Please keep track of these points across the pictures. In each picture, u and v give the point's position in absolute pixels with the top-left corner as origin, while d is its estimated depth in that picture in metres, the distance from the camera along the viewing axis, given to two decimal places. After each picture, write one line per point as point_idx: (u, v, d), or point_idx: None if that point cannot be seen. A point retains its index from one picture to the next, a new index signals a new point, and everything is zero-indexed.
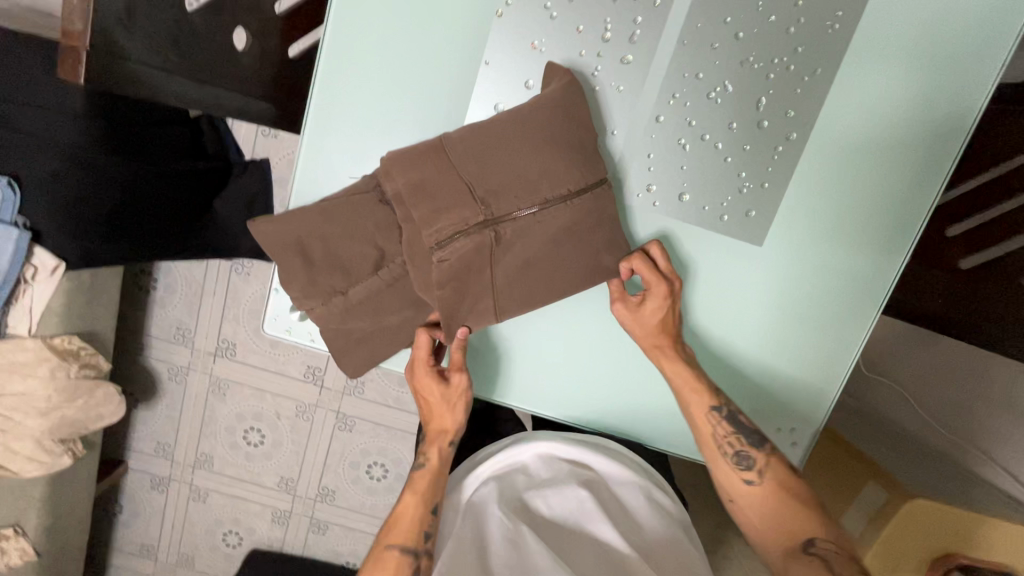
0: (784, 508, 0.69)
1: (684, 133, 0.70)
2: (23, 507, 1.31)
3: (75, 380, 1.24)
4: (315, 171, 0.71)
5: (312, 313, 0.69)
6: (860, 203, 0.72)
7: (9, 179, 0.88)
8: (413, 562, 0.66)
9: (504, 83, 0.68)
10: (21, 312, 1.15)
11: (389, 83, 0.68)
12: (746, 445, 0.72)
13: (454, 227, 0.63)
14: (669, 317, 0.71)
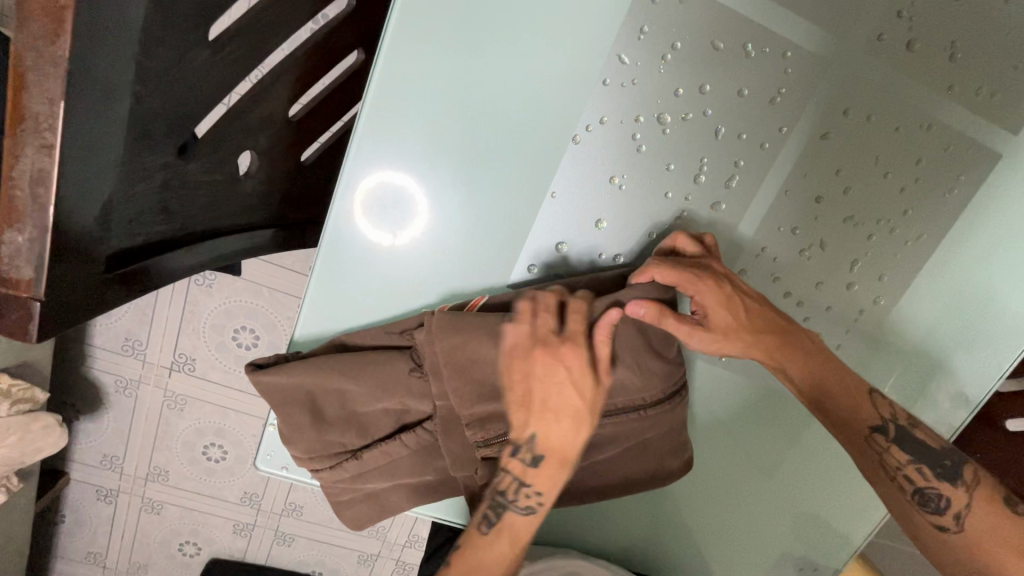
0: (997, 544, 0.50)
1: (765, 289, 0.61)
2: None
3: (6, 420, 1.07)
4: (330, 304, 0.57)
5: (320, 471, 0.58)
6: (938, 374, 0.65)
7: None
8: None
9: (571, 220, 0.56)
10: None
11: (430, 208, 0.54)
12: (935, 483, 0.53)
13: (507, 431, 0.55)
14: (801, 370, 0.58)
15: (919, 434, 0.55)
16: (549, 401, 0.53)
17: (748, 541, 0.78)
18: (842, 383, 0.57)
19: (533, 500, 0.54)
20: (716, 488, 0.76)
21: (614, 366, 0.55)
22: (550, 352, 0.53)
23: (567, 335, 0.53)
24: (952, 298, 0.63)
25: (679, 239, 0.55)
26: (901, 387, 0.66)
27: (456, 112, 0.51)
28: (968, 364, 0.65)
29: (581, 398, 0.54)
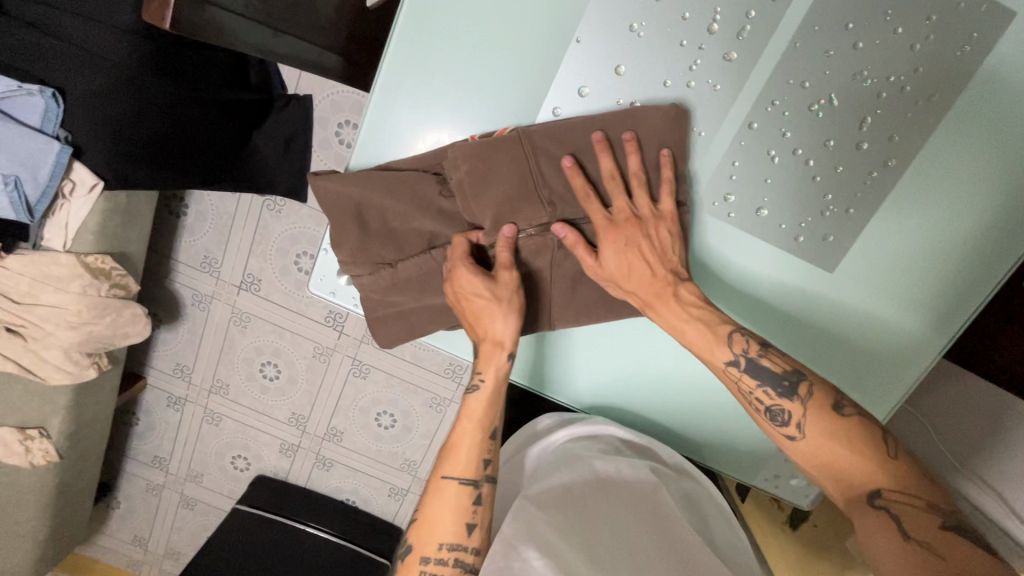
0: (836, 450, 0.60)
1: (775, 144, 0.65)
2: (47, 411, 1.33)
3: (104, 299, 1.22)
4: (379, 134, 0.67)
5: (357, 281, 0.68)
6: (939, 301, 0.69)
7: (53, 91, 0.86)
8: (473, 491, 0.67)
9: (593, 65, 0.63)
10: (57, 226, 1.13)
11: (471, 50, 0.64)
12: (779, 401, 0.64)
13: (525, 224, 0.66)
14: (676, 322, 0.66)
15: (767, 360, 0.65)
16: (479, 304, 0.65)
17: None
18: (708, 335, 0.65)
19: (478, 378, 0.68)
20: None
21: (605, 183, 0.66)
22: (470, 273, 0.64)
23: (462, 265, 0.65)
24: (954, 227, 0.66)
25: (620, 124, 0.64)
26: (896, 316, 0.70)
27: None
28: (971, 284, 0.68)
29: (490, 300, 0.65)
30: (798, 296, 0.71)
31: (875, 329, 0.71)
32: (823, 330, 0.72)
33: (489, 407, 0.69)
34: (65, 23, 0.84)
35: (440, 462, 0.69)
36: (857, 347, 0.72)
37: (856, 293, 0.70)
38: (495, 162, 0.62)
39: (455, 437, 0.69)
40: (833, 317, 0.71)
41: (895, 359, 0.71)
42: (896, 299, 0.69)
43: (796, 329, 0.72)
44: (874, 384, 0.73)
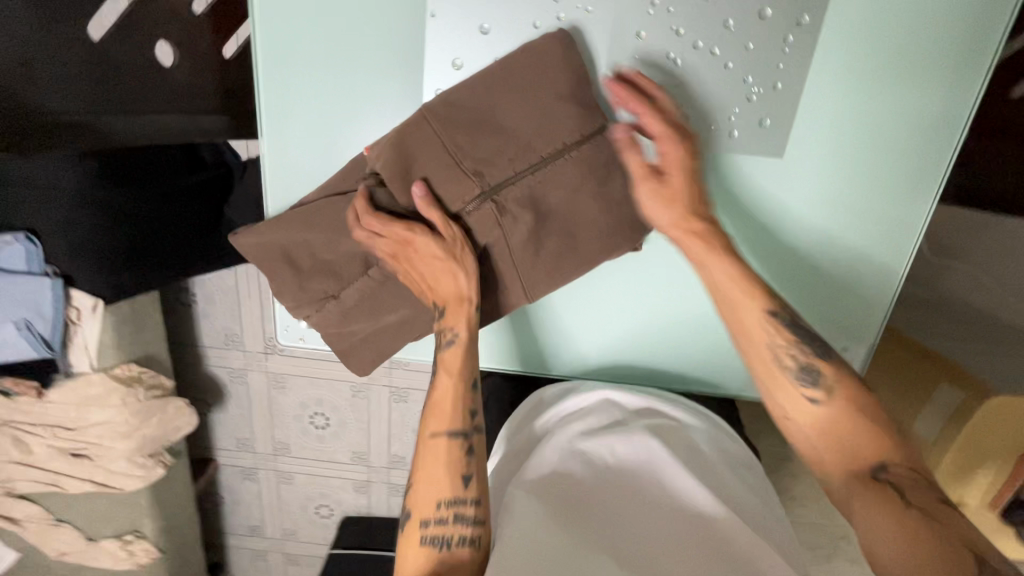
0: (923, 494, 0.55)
1: (672, 45, 0.60)
2: (136, 515, 1.43)
3: (145, 402, 1.30)
4: (281, 176, 0.67)
5: (310, 322, 0.68)
6: (902, 168, 0.64)
7: (26, 233, 0.90)
8: (464, 443, 0.57)
9: (457, 33, 0.60)
10: (80, 351, 1.21)
11: (334, 63, 0.62)
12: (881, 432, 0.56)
13: (456, 207, 0.57)
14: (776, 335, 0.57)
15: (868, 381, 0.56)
16: (436, 264, 0.57)
17: None
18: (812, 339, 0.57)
19: (450, 333, 0.59)
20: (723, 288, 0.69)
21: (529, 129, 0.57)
22: (422, 241, 0.56)
23: (409, 227, 0.55)
24: (892, 87, 0.61)
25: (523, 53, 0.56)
26: (863, 197, 0.65)
27: None
28: (928, 139, 0.63)
29: (448, 252, 0.56)
30: (754, 193, 0.66)
31: (842, 213, 0.66)
32: (792, 232, 0.67)
33: (456, 363, 0.59)
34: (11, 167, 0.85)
35: (425, 420, 0.59)
36: (830, 239, 0.67)
37: (816, 187, 0.65)
38: (414, 153, 0.56)
39: (430, 401, 0.58)
40: (798, 215, 0.66)
41: (874, 238, 0.67)
42: (857, 181, 0.65)
43: (761, 234, 0.67)
44: (863, 269, 0.68)
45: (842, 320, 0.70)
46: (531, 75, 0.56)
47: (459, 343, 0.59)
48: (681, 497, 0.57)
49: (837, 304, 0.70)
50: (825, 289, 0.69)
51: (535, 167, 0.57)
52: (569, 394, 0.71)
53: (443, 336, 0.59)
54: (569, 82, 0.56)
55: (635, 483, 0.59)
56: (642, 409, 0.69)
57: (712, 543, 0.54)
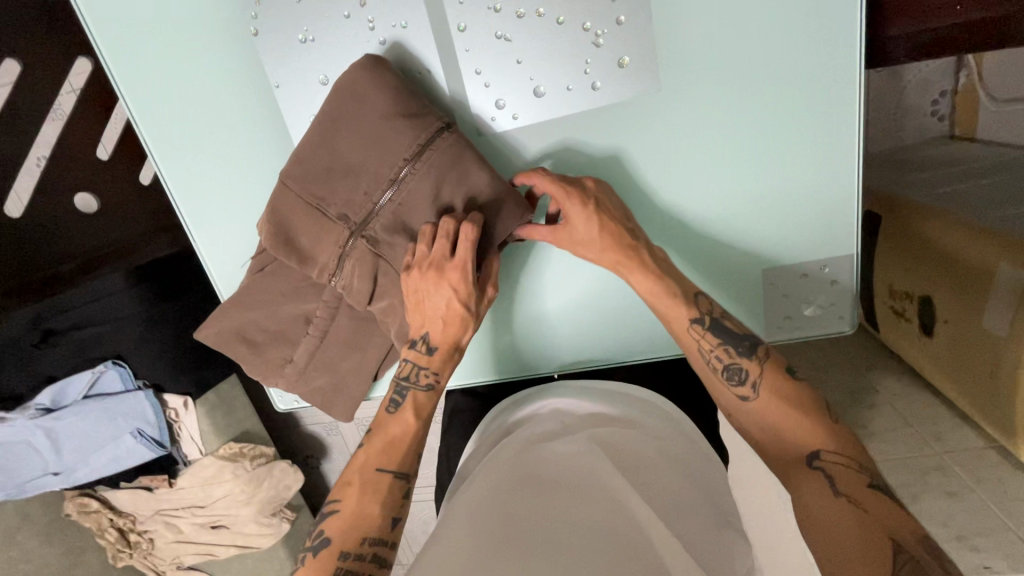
0: (785, 413, 0.57)
1: (494, 24, 0.58)
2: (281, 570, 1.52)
3: (255, 471, 1.34)
4: (222, 269, 0.75)
5: (281, 387, 0.74)
6: (804, 57, 0.56)
7: (114, 358, 1.07)
8: (374, 554, 0.55)
9: (302, 95, 0.63)
10: (188, 441, 1.28)
11: (221, 160, 0.68)
12: (739, 360, 0.60)
13: (335, 254, 0.61)
14: (636, 283, 0.60)
15: (728, 323, 0.61)
16: (440, 309, 0.60)
17: (729, 278, 0.66)
18: (665, 292, 0.60)
19: (430, 377, 0.63)
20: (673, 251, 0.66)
21: (374, 160, 0.59)
22: (450, 279, 0.58)
23: (465, 264, 0.58)
24: None
25: (338, 90, 0.58)
26: (779, 109, 0.59)
27: (176, 83, 0.65)
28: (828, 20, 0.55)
29: (463, 308, 0.60)
30: (648, 135, 0.61)
31: (767, 133, 0.59)
32: (721, 175, 0.62)
33: (392, 449, 0.61)
34: None
35: (336, 516, 0.57)
36: (764, 165, 0.61)
37: (716, 109, 0.59)
38: (287, 218, 0.61)
39: (352, 481, 0.58)
40: (719, 156, 0.61)
41: (812, 147, 0.60)
42: (770, 96, 0.58)
43: (688, 189, 0.63)
44: (800, 174, 0.61)
45: (808, 244, 0.64)
46: (355, 109, 0.58)
47: (435, 390, 0.64)
48: (608, 496, 0.55)
49: (797, 228, 0.63)
50: (766, 210, 0.63)
51: (390, 191, 0.60)
52: (522, 406, 0.74)
53: (424, 375, 0.63)
54: (389, 101, 0.57)
55: (572, 480, 0.57)
56: (597, 417, 0.69)
57: (636, 543, 0.50)
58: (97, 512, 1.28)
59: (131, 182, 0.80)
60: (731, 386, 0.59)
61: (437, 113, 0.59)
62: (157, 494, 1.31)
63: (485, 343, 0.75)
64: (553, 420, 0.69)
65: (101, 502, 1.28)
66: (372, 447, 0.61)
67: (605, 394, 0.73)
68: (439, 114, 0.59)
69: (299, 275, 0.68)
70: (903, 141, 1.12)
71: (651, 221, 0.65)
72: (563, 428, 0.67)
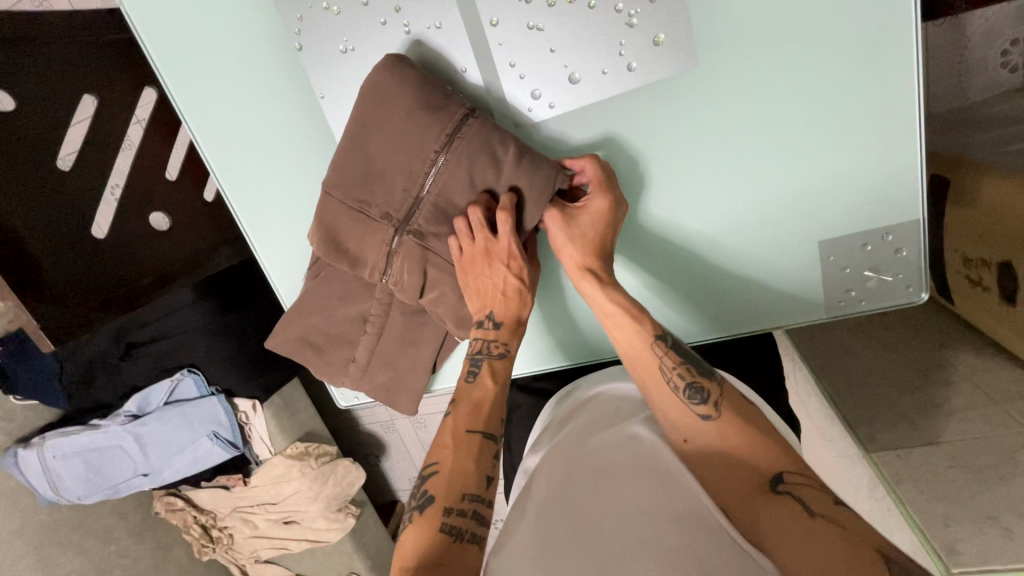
0: (748, 434, 0.57)
1: (526, 15, 0.58)
2: (348, 561, 1.58)
3: (320, 469, 1.41)
4: (283, 275, 0.79)
5: (344, 385, 0.78)
6: (850, 24, 0.54)
7: (190, 367, 1.16)
8: (478, 509, 0.56)
9: (346, 104, 0.66)
10: (258, 442, 1.35)
11: (274, 171, 0.72)
12: (697, 379, 0.60)
13: (382, 251, 0.64)
14: (598, 296, 0.63)
15: (684, 346, 0.63)
16: (498, 287, 0.64)
17: (777, 256, 0.65)
18: (627, 309, 0.62)
19: (501, 346, 0.65)
20: (721, 228, 0.65)
21: (408, 157, 0.61)
22: (499, 257, 0.61)
23: (510, 242, 0.60)
24: None
25: (368, 91, 0.59)
26: (825, 73, 0.56)
27: (229, 101, 0.69)
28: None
29: (518, 280, 0.63)
30: (686, 111, 0.60)
31: (812, 105, 0.58)
32: (761, 156, 0.61)
33: (479, 413, 0.62)
34: (161, 326, 1.10)
35: (436, 478, 0.58)
36: (810, 138, 0.59)
37: (757, 80, 0.58)
38: (334, 223, 0.64)
39: (447, 443, 0.60)
40: (760, 140, 0.60)
41: (862, 116, 0.57)
42: (815, 70, 0.56)
43: (728, 174, 0.62)
44: (852, 136, 0.58)
45: (863, 214, 0.62)
46: (382, 110, 0.60)
47: (508, 357, 0.66)
48: (667, 466, 0.57)
49: (850, 197, 0.61)
50: (815, 176, 0.61)
51: (426, 183, 0.61)
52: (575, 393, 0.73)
53: (494, 349, 0.65)
54: (415, 97, 0.58)
55: (637, 474, 0.56)
56: (645, 401, 0.67)
57: (701, 508, 0.53)
58: (182, 509, 1.39)
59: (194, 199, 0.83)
60: (693, 403, 0.58)
61: (460, 101, 0.60)
62: (234, 492, 1.40)
63: (536, 337, 0.77)
64: (599, 406, 0.68)
65: (185, 501, 1.39)
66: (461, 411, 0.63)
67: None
68: (463, 103, 0.60)
69: (351, 277, 0.71)
70: (967, 99, 1.04)
71: (701, 208, 0.64)
72: (616, 412, 0.66)
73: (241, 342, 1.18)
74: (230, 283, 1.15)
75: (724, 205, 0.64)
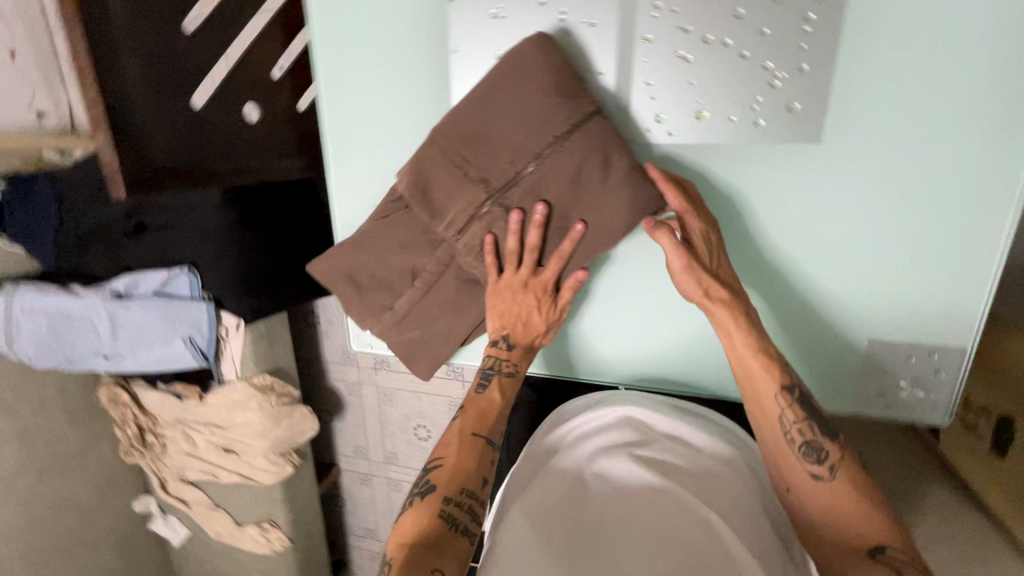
0: (849, 501, 0.58)
1: (679, 42, 0.60)
2: (271, 505, 1.45)
3: (278, 407, 1.34)
4: (347, 205, 0.79)
5: (372, 332, 0.78)
6: (964, 152, 0.58)
7: (189, 267, 1.08)
8: (471, 507, 0.59)
9: (476, 64, 0.67)
10: (228, 361, 1.27)
11: (377, 105, 0.73)
12: (819, 439, 0.60)
13: (466, 212, 0.64)
14: (735, 337, 0.62)
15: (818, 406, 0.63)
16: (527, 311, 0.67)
17: (826, 337, 0.67)
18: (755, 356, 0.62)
19: (508, 367, 0.68)
20: (782, 298, 0.67)
21: (524, 132, 0.62)
22: (534, 291, 0.65)
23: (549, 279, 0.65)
24: (941, 65, 0.56)
25: (507, 59, 0.61)
26: (929, 186, 0.60)
27: (363, 23, 0.69)
28: (1007, 128, 0.56)
29: (541, 315, 0.68)
30: (792, 178, 0.62)
31: (908, 210, 0.61)
32: (847, 241, 0.63)
33: (484, 419, 0.66)
34: (176, 217, 1.03)
35: (438, 469, 0.61)
36: (895, 239, 0.62)
37: (869, 170, 0.60)
38: (428, 172, 0.65)
39: (455, 440, 0.63)
40: (849, 223, 0.63)
41: (948, 234, 0.61)
42: (921, 180, 0.60)
43: (806, 246, 0.64)
44: (933, 250, 0.62)
45: (918, 326, 0.64)
46: (516, 81, 0.61)
47: (515, 377, 0.69)
48: (685, 509, 0.58)
49: (911, 306, 0.64)
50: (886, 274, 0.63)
51: (532, 162, 0.62)
52: (591, 406, 0.74)
53: (501, 367, 0.68)
54: (551, 78, 0.60)
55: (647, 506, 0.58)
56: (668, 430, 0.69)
57: (703, 545, 0.55)
58: (124, 405, 1.34)
59: (286, 104, 0.83)
60: (808, 463, 0.59)
61: (591, 98, 0.61)
62: (184, 404, 1.34)
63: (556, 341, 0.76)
64: (617, 430, 0.69)
65: (129, 398, 1.34)
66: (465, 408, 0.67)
67: (685, 413, 0.71)
68: (592, 100, 0.61)
69: (417, 227, 0.71)
70: None
71: (776, 270, 0.66)
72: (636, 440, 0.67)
73: (248, 256, 1.10)
74: (260, 199, 1.08)
75: (796, 275, 0.66)
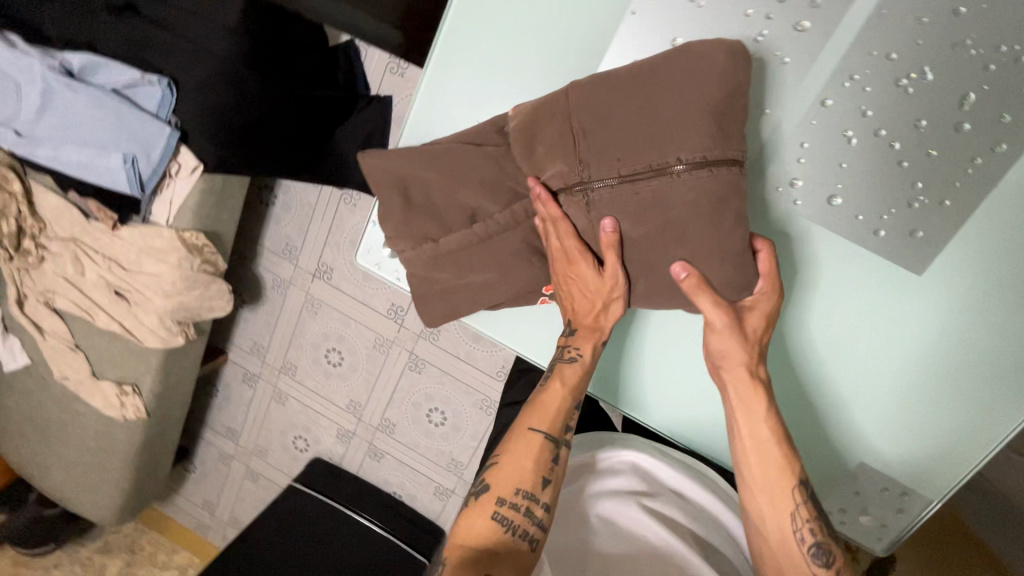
0: None
1: (853, 123, 0.58)
2: (140, 369, 1.21)
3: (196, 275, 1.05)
4: (430, 112, 0.69)
5: (401, 256, 0.68)
6: None
7: (169, 81, 0.87)
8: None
9: (648, 39, 0.60)
10: (164, 201, 0.98)
11: (519, 24, 0.64)
12: (822, 539, 0.62)
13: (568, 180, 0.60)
14: (760, 417, 0.63)
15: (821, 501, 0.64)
16: (583, 305, 0.65)
17: (828, 444, 0.69)
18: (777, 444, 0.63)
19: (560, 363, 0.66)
20: (809, 394, 0.68)
21: (663, 130, 0.57)
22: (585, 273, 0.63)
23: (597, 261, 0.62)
24: None
25: (683, 50, 0.56)
26: (988, 355, 0.62)
27: None
28: None
29: (599, 300, 0.63)
30: (882, 293, 0.63)
31: (958, 367, 0.63)
32: (896, 369, 0.65)
33: (516, 473, 0.63)
34: (185, 22, 0.85)
35: (458, 538, 0.60)
36: (935, 387, 0.64)
37: (947, 318, 0.62)
38: (548, 123, 0.59)
39: (476, 504, 0.62)
40: (902, 366, 0.64)
41: (981, 405, 0.63)
42: (985, 347, 0.62)
43: (853, 365, 0.66)
44: (960, 412, 0.64)
45: (908, 472, 0.68)
46: (682, 76, 0.56)
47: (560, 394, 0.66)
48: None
49: (914, 451, 0.67)
50: (911, 414, 0.66)
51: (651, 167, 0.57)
52: (615, 444, 0.78)
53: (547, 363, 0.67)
54: (715, 90, 0.55)
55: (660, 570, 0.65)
56: (675, 485, 0.75)
57: None
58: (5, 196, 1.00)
59: None
60: (817, 563, 0.61)
61: None
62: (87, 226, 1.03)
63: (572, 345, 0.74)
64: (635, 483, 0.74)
65: (19, 192, 1.01)
66: (518, 454, 0.64)
67: (675, 461, 0.77)
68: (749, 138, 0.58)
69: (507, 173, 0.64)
70: None
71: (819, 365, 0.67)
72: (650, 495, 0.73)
73: (240, 102, 0.87)
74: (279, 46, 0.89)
75: (834, 379, 0.67)
